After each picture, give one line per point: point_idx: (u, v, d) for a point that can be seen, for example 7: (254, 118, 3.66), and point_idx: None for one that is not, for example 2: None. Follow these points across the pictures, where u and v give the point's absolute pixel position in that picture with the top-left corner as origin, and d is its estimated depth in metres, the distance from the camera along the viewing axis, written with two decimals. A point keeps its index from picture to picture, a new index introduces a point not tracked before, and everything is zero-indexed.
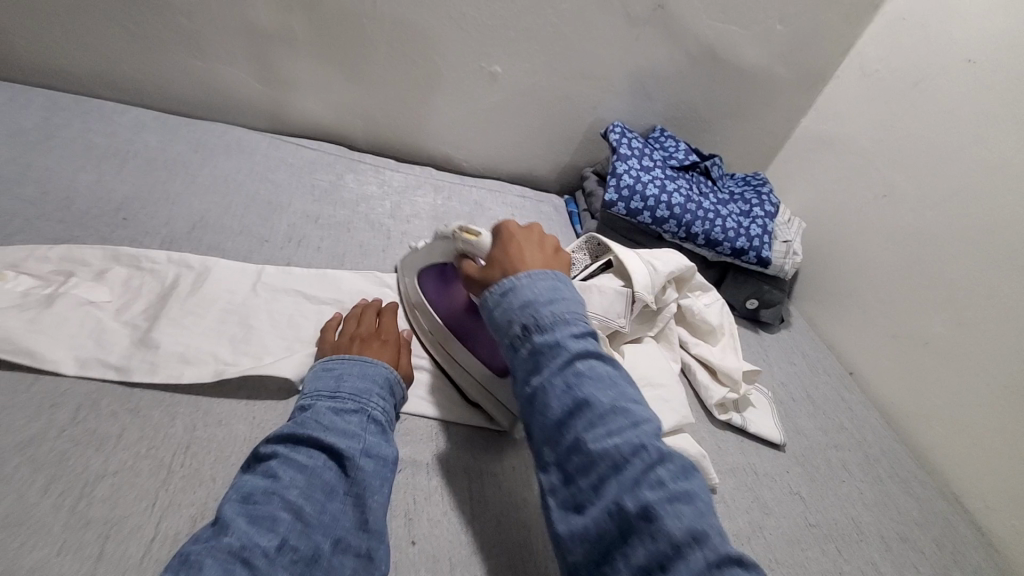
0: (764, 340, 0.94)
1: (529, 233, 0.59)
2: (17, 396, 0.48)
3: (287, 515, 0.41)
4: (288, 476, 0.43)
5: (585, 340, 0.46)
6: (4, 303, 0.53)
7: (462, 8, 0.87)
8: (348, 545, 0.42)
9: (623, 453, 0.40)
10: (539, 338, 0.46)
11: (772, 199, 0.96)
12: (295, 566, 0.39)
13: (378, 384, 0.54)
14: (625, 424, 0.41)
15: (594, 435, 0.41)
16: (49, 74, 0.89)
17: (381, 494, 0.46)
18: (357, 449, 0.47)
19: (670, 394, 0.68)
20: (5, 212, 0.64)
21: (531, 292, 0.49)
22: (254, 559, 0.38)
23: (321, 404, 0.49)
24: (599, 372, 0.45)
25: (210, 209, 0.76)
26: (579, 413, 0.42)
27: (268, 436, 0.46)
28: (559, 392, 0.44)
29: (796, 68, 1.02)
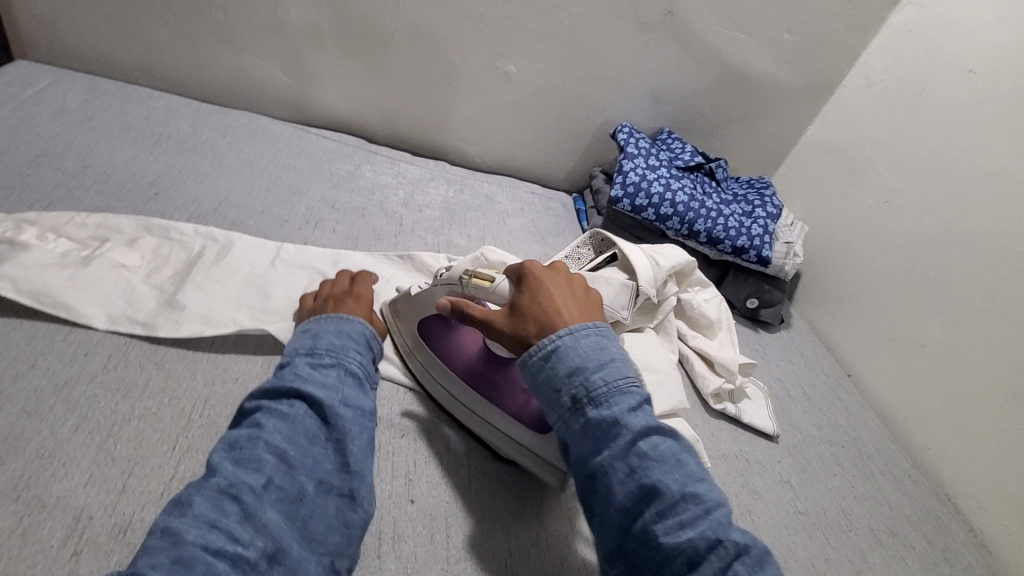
0: (763, 339, 0.96)
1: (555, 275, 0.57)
2: (53, 344, 0.52)
3: (272, 456, 0.44)
4: (271, 426, 0.46)
5: (642, 414, 0.46)
6: (45, 261, 0.57)
7: (480, 9, 0.91)
8: (332, 486, 0.45)
9: (699, 549, 0.39)
10: (595, 413, 0.46)
11: (775, 201, 0.99)
12: (282, 503, 0.42)
13: (356, 341, 0.56)
14: (697, 512, 0.41)
15: (666, 527, 0.41)
16: (92, 62, 0.96)
17: (362, 439, 0.48)
18: (335, 398, 0.49)
19: (667, 381, 0.70)
20: (51, 183, 0.70)
21: (579, 357, 0.48)
22: (242, 494, 0.41)
23: (299, 361, 0.52)
24: (663, 452, 0.44)
25: (235, 189, 0.80)
26: (647, 500, 0.42)
27: (251, 394, 0.49)
28: (623, 476, 0.43)
29: (803, 76, 1.05)
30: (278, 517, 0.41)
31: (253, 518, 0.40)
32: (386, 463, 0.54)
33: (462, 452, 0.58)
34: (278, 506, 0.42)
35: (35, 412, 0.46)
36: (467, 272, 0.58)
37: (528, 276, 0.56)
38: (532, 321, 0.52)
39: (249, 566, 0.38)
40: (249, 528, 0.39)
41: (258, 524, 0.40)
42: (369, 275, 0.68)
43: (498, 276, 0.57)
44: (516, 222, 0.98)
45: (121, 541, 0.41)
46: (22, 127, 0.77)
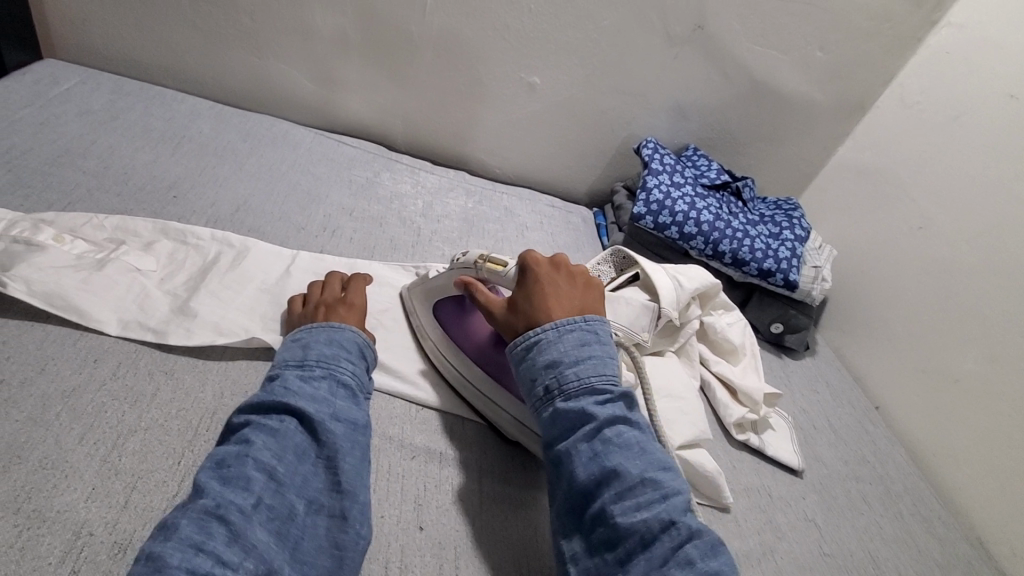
0: (787, 366, 0.93)
1: (563, 270, 0.60)
2: (63, 349, 0.51)
3: (261, 474, 0.42)
4: (260, 441, 0.44)
5: (610, 407, 0.49)
6: (60, 263, 0.57)
7: (506, 19, 0.90)
8: (321, 505, 0.44)
9: (651, 528, 0.42)
10: (565, 404, 0.50)
11: (803, 223, 0.96)
12: (273, 522, 0.41)
13: (347, 350, 0.55)
14: (653, 495, 0.44)
15: (623, 508, 0.44)
16: (119, 62, 0.96)
17: (354, 456, 0.47)
18: (326, 413, 0.48)
19: (690, 408, 0.67)
20: (71, 182, 0.70)
21: (557, 352, 0.52)
22: (229, 515, 0.39)
23: (290, 373, 0.50)
24: (627, 442, 0.47)
25: (254, 194, 0.80)
26: (607, 482, 0.45)
27: (239, 407, 0.47)
28: (586, 460, 0.47)
29: (836, 96, 1.02)
30: (267, 537, 0.40)
31: (241, 538, 0.38)
32: (396, 486, 0.52)
33: (473, 476, 0.56)
34: (268, 527, 0.40)
35: (40, 420, 0.45)
36: (481, 256, 0.62)
37: (533, 265, 0.59)
38: (523, 312, 0.57)
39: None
40: (238, 549, 0.38)
41: (248, 546, 0.38)
42: (361, 277, 0.66)
43: (509, 262, 0.61)
44: (535, 236, 0.97)
45: (121, 561, 0.39)
46: (46, 125, 0.77)
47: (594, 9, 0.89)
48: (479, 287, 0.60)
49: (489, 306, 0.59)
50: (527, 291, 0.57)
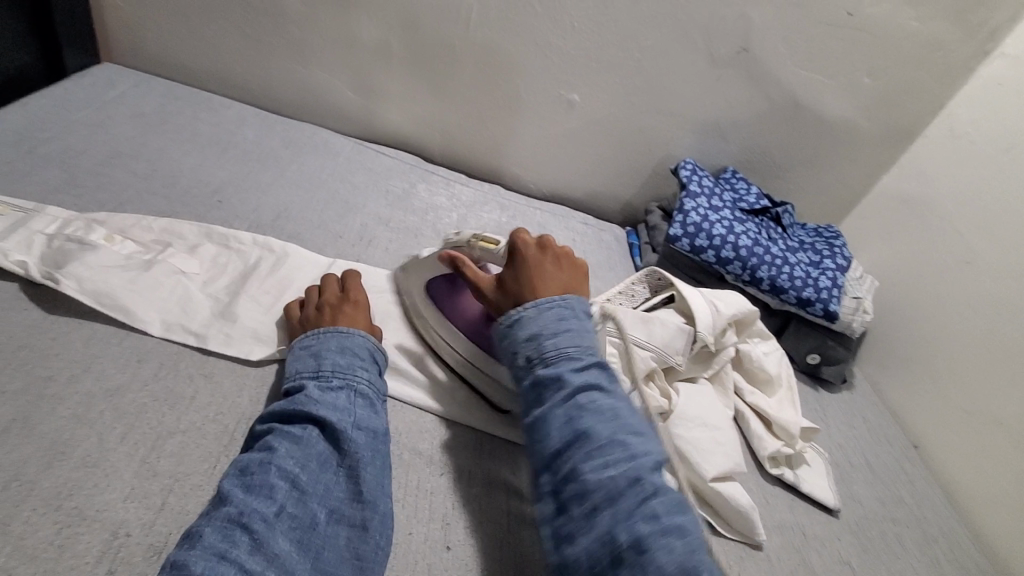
0: (823, 398, 0.90)
1: (551, 248, 0.61)
2: (108, 349, 0.52)
3: (284, 483, 0.43)
4: (283, 449, 0.45)
5: (586, 374, 0.51)
6: (110, 262, 0.58)
7: (549, 37, 0.90)
8: (342, 515, 0.44)
9: (617, 484, 0.43)
10: (543, 371, 0.52)
11: (845, 252, 0.94)
12: (294, 531, 0.41)
13: (361, 357, 0.54)
14: (622, 455, 0.45)
15: (592, 465, 0.45)
16: (172, 69, 0.99)
17: (374, 466, 0.47)
18: (347, 422, 0.48)
19: (724, 438, 0.65)
20: (122, 184, 0.72)
21: (537, 325, 0.54)
22: (252, 523, 0.40)
23: (308, 383, 0.50)
24: (600, 406, 0.49)
25: (293, 201, 0.81)
26: (578, 442, 0.47)
27: (262, 416, 0.48)
28: (561, 422, 0.48)
29: (882, 124, 1.00)
30: (289, 547, 0.40)
31: (263, 547, 0.39)
32: (424, 502, 0.52)
33: (502, 496, 0.55)
34: (290, 536, 0.41)
35: (84, 417, 0.46)
36: (474, 236, 0.62)
37: (522, 241, 0.60)
38: (513, 293, 0.58)
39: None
40: (260, 558, 0.39)
41: (270, 555, 0.39)
42: (354, 274, 0.65)
43: (501, 240, 0.62)
44: None
45: (155, 564, 0.40)
46: (101, 127, 0.80)
47: (637, 29, 0.89)
48: (469, 266, 0.61)
49: (478, 283, 0.60)
50: (514, 272, 0.59)
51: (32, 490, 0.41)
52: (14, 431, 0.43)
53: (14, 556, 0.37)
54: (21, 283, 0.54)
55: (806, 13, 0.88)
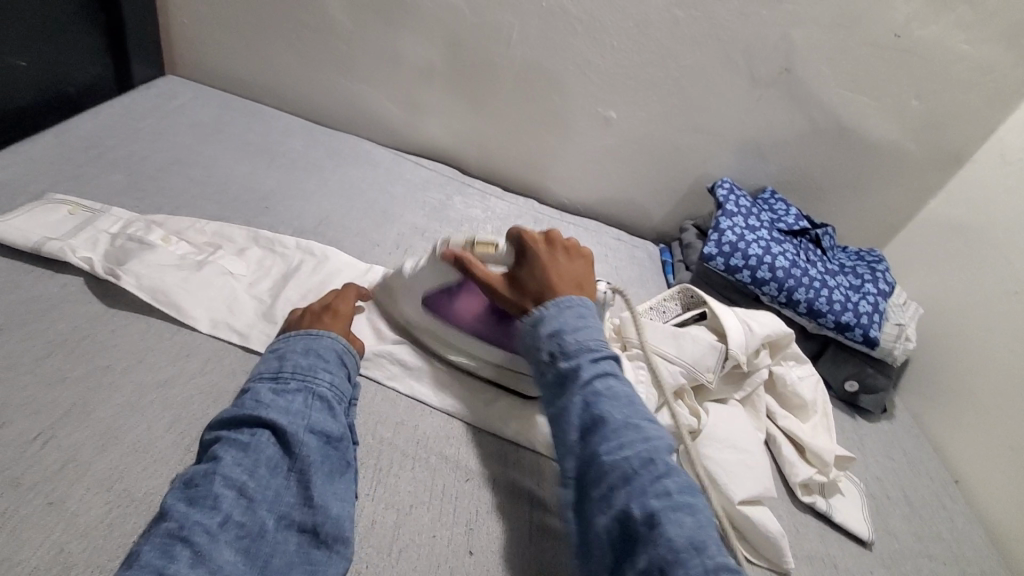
0: (860, 427, 0.86)
1: (557, 242, 0.62)
2: (161, 343, 0.55)
3: (230, 492, 0.42)
4: (229, 458, 0.44)
5: (603, 363, 0.51)
6: (166, 262, 0.62)
7: (588, 55, 0.92)
8: (293, 521, 0.44)
9: (633, 465, 0.43)
10: (564, 363, 0.51)
11: (887, 278, 0.91)
12: (240, 540, 0.41)
13: (324, 358, 0.53)
14: (637, 438, 0.45)
15: (608, 447, 0.45)
16: (229, 82, 1.05)
17: (326, 470, 0.46)
18: (300, 425, 0.47)
19: (753, 462, 0.63)
20: (179, 189, 0.76)
21: (557, 320, 0.54)
22: (194, 536, 0.39)
23: (262, 386, 0.49)
24: (616, 394, 0.49)
25: (335, 209, 0.84)
26: (596, 428, 0.47)
27: (210, 424, 0.46)
28: (579, 410, 0.48)
29: (929, 147, 0.97)
30: (234, 558, 0.40)
31: (206, 560, 0.38)
32: (450, 506, 0.52)
33: (526, 505, 0.55)
34: (235, 546, 0.40)
35: (136, 405, 0.49)
36: (467, 240, 0.61)
37: (528, 236, 0.61)
38: (531, 284, 0.58)
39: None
40: (203, 571, 0.38)
41: (213, 567, 0.38)
42: (349, 287, 0.65)
43: (500, 241, 0.61)
44: (599, 267, 0.96)
45: None
46: (162, 135, 0.85)
47: (676, 48, 0.90)
48: (476, 265, 0.59)
49: (492, 282, 0.59)
50: (530, 265, 0.59)
51: (86, 471, 0.43)
52: (74, 415, 0.47)
53: (66, 532, 0.40)
54: (86, 278, 0.58)
55: (852, 34, 0.87)
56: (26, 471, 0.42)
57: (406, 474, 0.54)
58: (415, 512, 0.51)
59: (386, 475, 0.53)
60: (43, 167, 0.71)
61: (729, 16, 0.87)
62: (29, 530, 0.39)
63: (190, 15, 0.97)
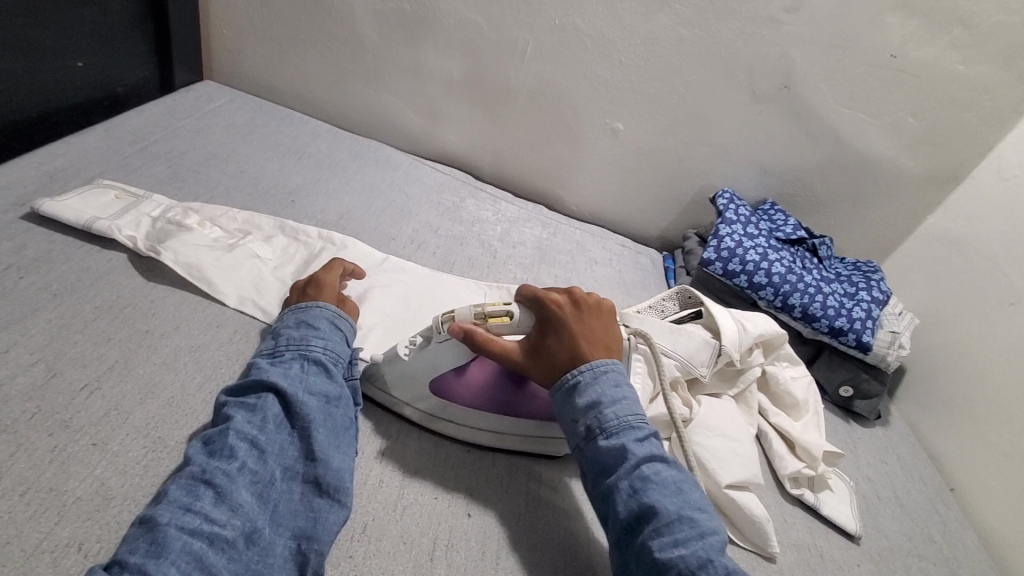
0: (854, 432, 0.89)
1: (579, 303, 0.60)
2: (194, 313, 0.60)
3: (243, 443, 0.46)
4: (240, 418, 0.48)
5: (648, 445, 0.52)
6: (201, 243, 0.67)
7: (597, 70, 0.98)
8: (298, 472, 0.47)
9: (690, 566, 0.44)
10: (604, 441, 0.52)
11: (882, 286, 0.94)
12: (254, 485, 0.44)
13: (318, 328, 0.58)
14: (692, 534, 0.46)
15: (663, 545, 0.46)
16: (261, 88, 1.13)
17: (326, 425, 0.50)
18: (299, 387, 0.51)
19: (743, 450, 0.66)
20: (214, 181, 0.82)
21: (595, 391, 0.54)
22: (215, 479, 0.43)
23: (262, 359, 0.53)
24: (665, 480, 0.49)
25: (355, 206, 0.90)
26: (646, 518, 0.48)
27: (220, 394, 0.51)
28: (627, 497, 0.49)
29: (927, 164, 1.00)
30: (250, 499, 0.43)
31: (226, 498, 0.42)
32: (452, 474, 0.56)
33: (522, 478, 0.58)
34: (251, 489, 0.44)
35: (171, 365, 0.54)
36: (474, 311, 0.57)
37: (549, 302, 0.59)
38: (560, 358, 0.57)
39: (225, 544, 0.40)
40: (224, 508, 0.42)
41: (233, 505, 0.42)
42: (338, 263, 0.69)
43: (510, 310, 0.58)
44: (603, 271, 1.00)
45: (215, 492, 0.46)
46: (199, 133, 0.92)
47: (681, 65, 0.95)
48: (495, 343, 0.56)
49: (515, 358, 0.57)
50: (559, 342, 0.57)
51: (126, 418, 0.48)
52: (117, 370, 0.52)
53: (108, 468, 0.44)
54: (129, 254, 0.64)
55: (849, 55, 0.92)
56: (74, 416, 0.47)
57: (412, 443, 0.58)
58: (419, 475, 0.55)
59: (394, 442, 0.57)
60: (93, 157, 0.78)
61: (731, 35, 0.92)
62: (77, 464, 0.44)
63: (229, 26, 1.05)
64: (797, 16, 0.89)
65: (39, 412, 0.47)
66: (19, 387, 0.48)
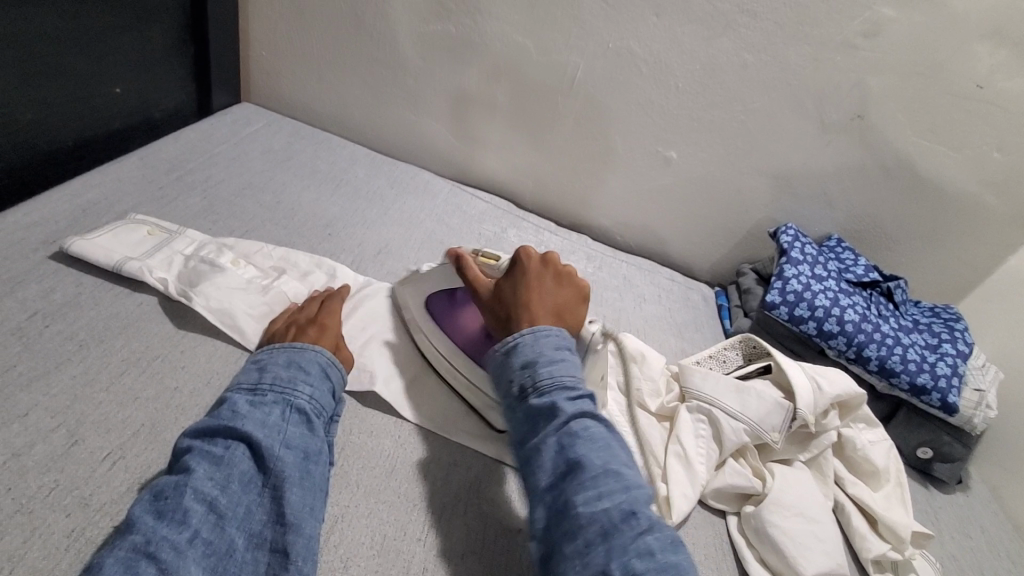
0: (934, 499, 0.80)
1: (549, 261, 0.61)
2: (226, 366, 0.56)
3: (201, 506, 0.41)
4: (201, 470, 0.43)
5: (580, 402, 0.49)
6: (234, 286, 0.63)
7: (651, 96, 0.91)
8: (264, 540, 0.42)
9: (613, 519, 0.42)
10: (537, 400, 0.49)
11: (967, 338, 0.85)
12: (207, 559, 0.39)
13: (308, 372, 0.52)
14: (616, 487, 0.44)
15: (584, 498, 0.43)
16: (298, 112, 1.10)
17: (302, 488, 0.45)
18: (275, 439, 0.46)
19: (823, 533, 0.59)
20: (249, 213, 0.79)
21: (534, 351, 0.52)
22: (160, 553, 0.37)
23: (239, 398, 0.48)
24: (593, 436, 0.47)
25: (394, 238, 0.85)
26: (570, 474, 0.45)
27: (184, 433, 0.45)
28: (553, 453, 0.47)
29: (1017, 202, 0.90)
30: None
31: None
32: (501, 559, 0.50)
33: None
34: (201, 565, 0.38)
35: None
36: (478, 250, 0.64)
37: (525, 254, 0.60)
38: (505, 301, 0.59)
39: None
40: None
41: None
42: (339, 300, 0.64)
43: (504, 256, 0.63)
44: (652, 309, 0.94)
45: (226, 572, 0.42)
46: (236, 160, 0.88)
47: (744, 91, 0.89)
48: (468, 270, 0.61)
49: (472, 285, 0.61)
50: (513, 282, 0.59)
51: None
52: (143, 436, 0.47)
53: None
54: (159, 298, 0.61)
55: (932, 83, 0.84)
56: (94, 492, 0.43)
57: (459, 519, 0.52)
58: (465, 562, 0.49)
59: (437, 519, 0.51)
60: (128, 190, 0.75)
61: (800, 61, 0.85)
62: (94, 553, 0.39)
63: (269, 48, 1.02)
64: (877, 41, 0.82)
65: (56, 488, 0.42)
66: (38, 457, 0.44)
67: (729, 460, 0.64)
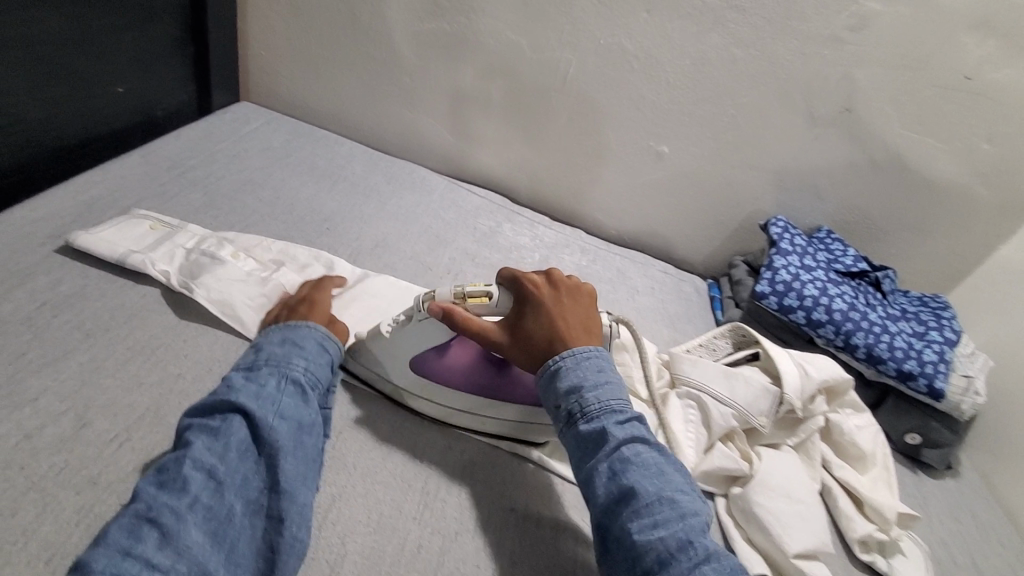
0: (922, 484, 0.81)
1: (553, 280, 0.60)
2: (227, 354, 0.58)
3: (200, 474, 0.42)
4: (200, 443, 0.44)
5: (630, 427, 0.51)
6: (234, 277, 0.65)
7: (643, 91, 0.93)
8: (260, 506, 0.44)
9: (669, 547, 0.43)
10: (585, 426, 0.51)
11: (954, 325, 0.87)
12: (207, 522, 0.41)
13: (301, 349, 0.54)
14: (671, 514, 0.45)
15: (641, 526, 0.45)
16: (296, 110, 1.11)
17: (296, 457, 0.47)
18: (270, 410, 0.48)
19: (808, 513, 0.61)
20: (249, 209, 0.81)
21: (578, 376, 0.53)
22: (161, 518, 0.39)
23: (235, 375, 0.50)
24: (645, 461, 0.49)
25: (391, 233, 0.87)
26: (625, 500, 0.47)
27: (185, 412, 0.47)
28: (605, 479, 0.48)
29: (1004, 192, 0.92)
30: (201, 539, 0.40)
31: (173, 541, 0.39)
32: (494, 537, 0.52)
33: (569, 539, 0.53)
34: (202, 528, 0.40)
35: None
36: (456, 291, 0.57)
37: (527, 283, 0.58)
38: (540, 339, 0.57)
39: None
40: (169, 552, 0.38)
41: (179, 548, 0.38)
42: (329, 281, 0.67)
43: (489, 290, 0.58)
44: (645, 301, 0.95)
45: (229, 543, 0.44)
46: (236, 158, 0.90)
47: (734, 86, 0.90)
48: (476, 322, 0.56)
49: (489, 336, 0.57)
50: (536, 318, 0.57)
51: None
52: (148, 419, 0.49)
53: None
54: (162, 290, 0.63)
55: (918, 76, 0.85)
56: (102, 471, 0.45)
57: (453, 500, 0.54)
58: (459, 539, 0.51)
59: (432, 499, 0.53)
60: (131, 186, 0.77)
61: (789, 55, 0.87)
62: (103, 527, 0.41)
63: (268, 48, 1.04)
64: (863, 35, 0.84)
65: (66, 468, 0.44)
66: (48, 439, 0.46)
67: (718, 444, 0.66)
